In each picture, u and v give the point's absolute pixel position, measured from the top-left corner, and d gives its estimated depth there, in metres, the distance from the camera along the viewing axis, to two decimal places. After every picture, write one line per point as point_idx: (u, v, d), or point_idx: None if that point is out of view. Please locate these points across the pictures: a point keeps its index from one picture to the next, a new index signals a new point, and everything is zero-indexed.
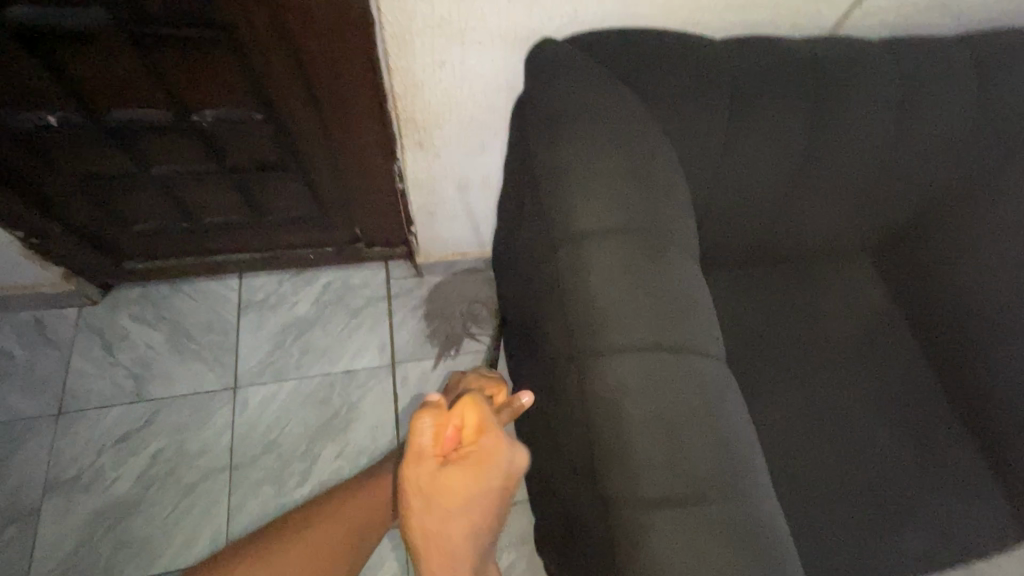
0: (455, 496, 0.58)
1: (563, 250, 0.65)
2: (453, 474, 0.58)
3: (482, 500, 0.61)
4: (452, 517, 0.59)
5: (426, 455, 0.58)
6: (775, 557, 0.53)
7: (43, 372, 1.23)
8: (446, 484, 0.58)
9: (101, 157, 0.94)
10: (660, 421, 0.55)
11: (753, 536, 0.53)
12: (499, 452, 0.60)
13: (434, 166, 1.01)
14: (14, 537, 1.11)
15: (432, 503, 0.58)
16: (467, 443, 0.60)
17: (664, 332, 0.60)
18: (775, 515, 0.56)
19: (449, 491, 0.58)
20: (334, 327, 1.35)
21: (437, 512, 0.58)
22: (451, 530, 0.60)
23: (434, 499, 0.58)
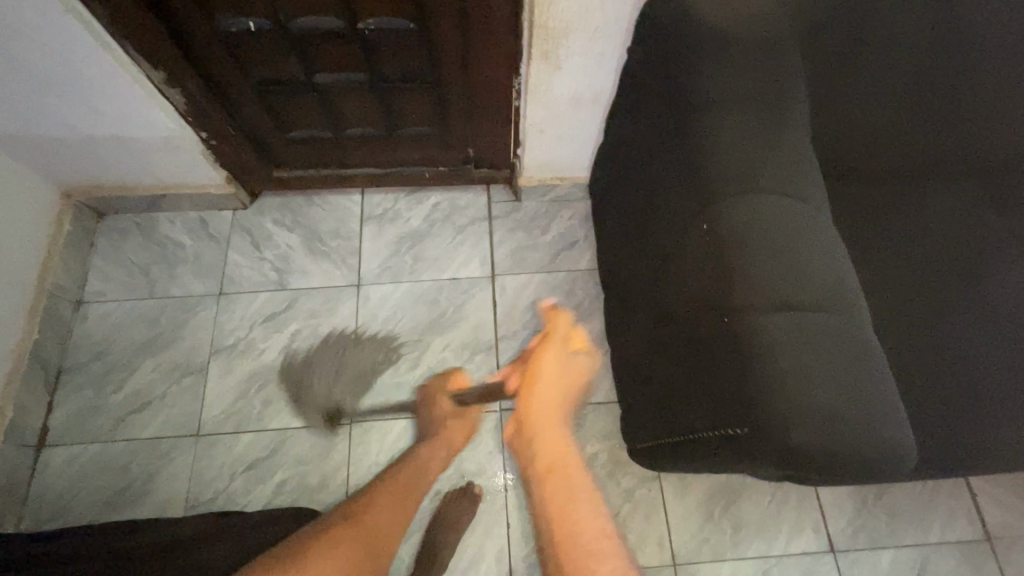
0: (558, 372, 1.01)
1: (695, 115, 0.74)
2: (559, 353, 1.03)
3: (574, 390, 1.04)
4: (563, 393, 1.01)
5: (560, 336, 1.03)
6: (862, 357, 0.66)
7: (207, 262, 1.47)
8: (569, 360, 1.04)
9: (276, 62, 1.12)
10: (776, 250, 0.67)
11: (844, 338, 0.66)
12: (593, 355, 1.08)
13: (555, 78, 1.12)
14: (189, 386, 1.34)
15: (554, 380, 1.01)
16: (575, 336, 1.05)
17: (778, 184, 0.71)
18: (864, 331, 0.68)
19: (570, 367, 1.03)
20: (442, 240, 1.51)
21: (555, 388, 1.00)
22: (557, 420, 0.97)
23: (559, 372, 1.01)
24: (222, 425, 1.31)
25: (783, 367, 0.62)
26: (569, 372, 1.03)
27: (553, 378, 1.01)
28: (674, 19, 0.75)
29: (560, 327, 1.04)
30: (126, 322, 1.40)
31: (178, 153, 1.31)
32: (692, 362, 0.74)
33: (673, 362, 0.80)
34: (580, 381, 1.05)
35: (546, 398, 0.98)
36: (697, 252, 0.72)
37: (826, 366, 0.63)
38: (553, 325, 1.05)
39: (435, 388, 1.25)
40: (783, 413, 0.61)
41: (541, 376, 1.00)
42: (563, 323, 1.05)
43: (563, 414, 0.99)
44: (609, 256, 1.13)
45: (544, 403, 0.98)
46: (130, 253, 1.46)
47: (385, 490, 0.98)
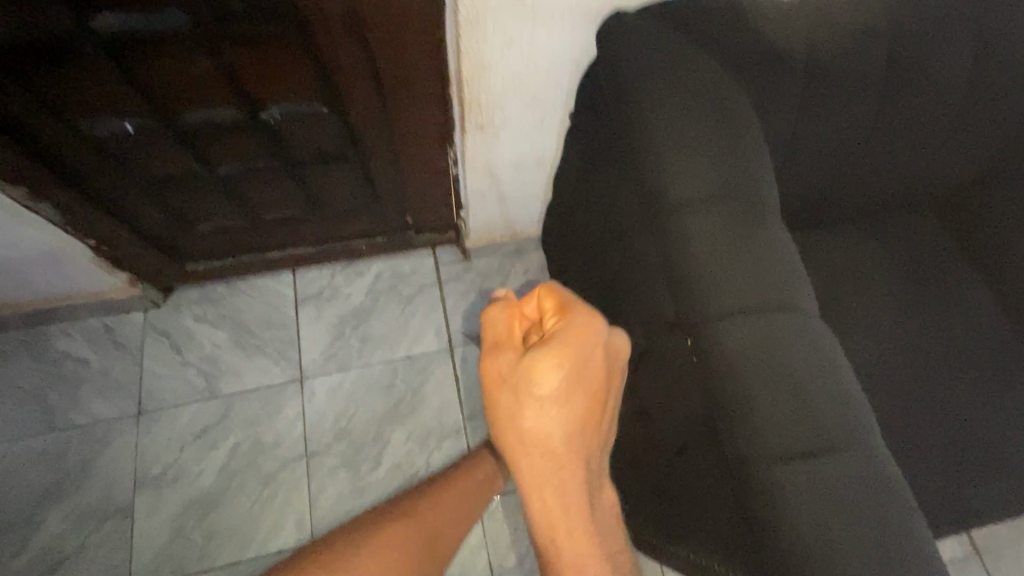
0: (530, 376, 0.61)
1: (660, 220, 0.67)
2: (530, 352, 0.62)
3: (583, 388, 0.62)
4: (548, 402, 0.61)
5: (504, 342, 0.65)
6: (897, 493, 0.57)
7: (117, 376, 1.26)
8: (528, 367, 0.61)
9: (169, 161, 0.96)
10: (777, 376, 0.59)
11: (873, 477, 0.56)
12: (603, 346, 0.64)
13: (493, 147, 1.02)
14: (110, 533, 1.14)
15: (519, 387, 0.62)
16: (545, 321, 0.66)
17: (764, 292, 0.63)
18: (887, 458, 0.59)
19: (531, 371, 0.61)
20: (390, 315, 1.38)
21: (522, 393, 0.62)
22: (552, 422, 0.61)
23: (518, 380, 0.62)
24: (158, 573, 1.13)
25: (799, 527, 0.54)
26: (568, 370, 0.61)
27: (521, 383, 0.62)
28: (633, 126, 0.72)
29: (495, 331, 0.67)
30: (24, 465, 1.18)
31: (61, 264, 1.11)
32: (696, 491, 0.67)
33: (674, 484, 0.73)
34: (585, 381, 0.62)
35: (509, 398, 0.62)
36: (689, 374, 0.64)
37: (855, 522, 0.54)
38: (490, 322, 0.68)
39: None
40: None
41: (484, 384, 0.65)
42: (533, 306, 0.69)
43: (561, 420, 0.62)
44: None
45: (511, 405, 0.62)
46: (20, 380, 1.24)
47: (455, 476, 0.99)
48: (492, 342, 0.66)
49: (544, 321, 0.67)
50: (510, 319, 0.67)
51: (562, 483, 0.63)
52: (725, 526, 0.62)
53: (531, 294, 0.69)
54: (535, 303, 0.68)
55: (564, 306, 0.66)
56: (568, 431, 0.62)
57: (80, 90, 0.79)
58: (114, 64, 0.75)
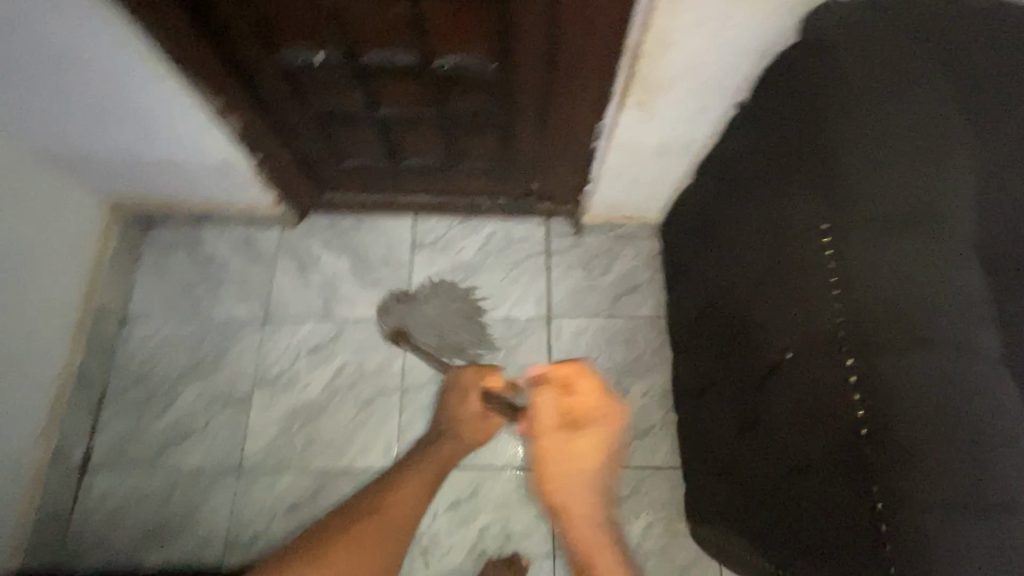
0: (581, 459, 0.81)
1: (839, 234, 0.65)
2: (580, 436, 0.82)
3: (610, 456, 0.85)
4: (586, 480, 0.81)
5: (545, 428, 0.83)
6: None
7: (252, 283, 1.41)
8: (578, 442, 0.82)
9: (340, 97, 1.03)
10: (942, 422, 0.56)
11: None
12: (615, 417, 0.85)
13: (644, 127, 1.01)
14: (231, 417, 1.30)
15: (569, 469, 0.81)
16: (586, 408, 0.84)
17: (945, 332, 0.59)
18: None
19: (581, 449, 0.81)
20: (496, 275, 1.42)
21: (572, 475, 0.81)
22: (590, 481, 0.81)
23: (569, 464, 0.81)
24: (264, 461, 1.27)
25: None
26: (607, 443, 0.83)
27: (570, 466, 0.81)
28: (825, 135, 0.68)
29: (540, 415, 0.83)
30: (169, 345, 1.35)
31: (228, 175, 1.23)
32: (818, 523, 0.65)
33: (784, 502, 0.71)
34: (596, 463, 0.82)
35: (563, 486, 0.81)
36: (838, 408, 0.61)
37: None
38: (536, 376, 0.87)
39: (467, 380, 1.06)
40: None
41: (540, 466, 0.82)
42: (568, 394, 0.85)
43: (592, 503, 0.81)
44: (700, 324, 1.04)
45: (562, 491, 0.81)
46: (175, 270, 1.41)
47: (407, 480, 0.92)
48: (545, 427, 0.83)
49: (582, 398, 0.84)
50: (558, 402, 0.84)
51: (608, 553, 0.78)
52: (845, 560, 0.60)
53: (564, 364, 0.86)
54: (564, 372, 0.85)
55: (594, 388, 0.85)
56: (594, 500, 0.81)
57: (288, 17, 0.88)
58: None
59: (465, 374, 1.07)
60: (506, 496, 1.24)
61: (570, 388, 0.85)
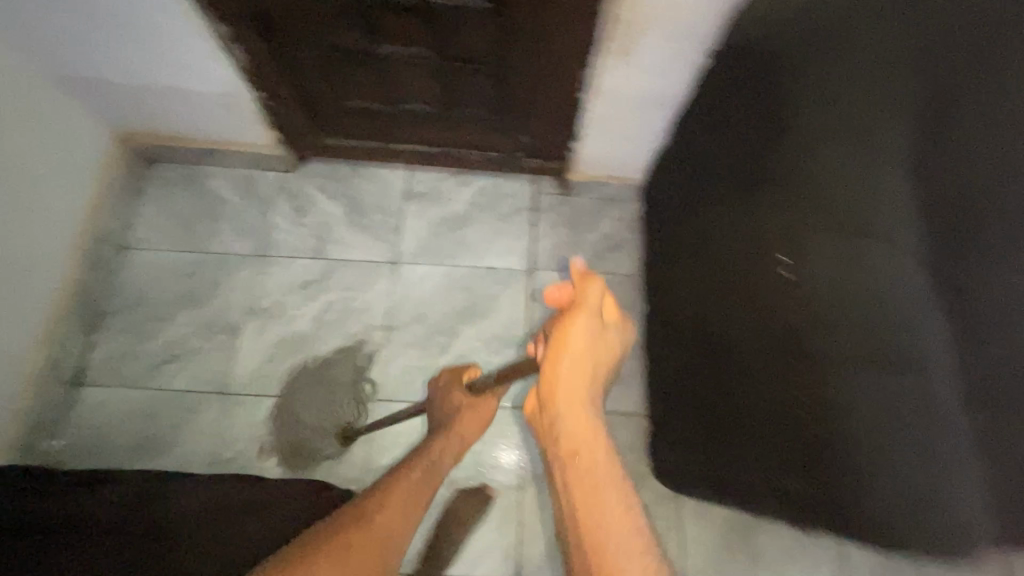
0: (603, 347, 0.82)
1: (792, 171, 0.79)
2: (596, 329, 0.80)
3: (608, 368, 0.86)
4: (593, 376, 0.82)
5: (582, 315, 0.79)
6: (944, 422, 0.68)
7: (249, 221, 1.46)
8: (603, 339, 0.81)
9: (343, 31, 1.09)
10: (855, 311, 0.73)
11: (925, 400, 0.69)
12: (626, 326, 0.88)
13: (627, 76, 1.09)
14: (221, 343, 1.35)
15: (587, 358, 0.80)
16: (609, 312, 0.83)
17: (870, 242, 0.74)
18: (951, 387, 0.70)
19: (604, 345, 0.82)
20: (484, 226, 1.47)
21: (588, 368, 0.80)
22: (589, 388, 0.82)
23: (590, 356, 0.80)
24: (250, 386, 1.32)
25: (853, 430, 0.70)
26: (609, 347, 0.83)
27: (583, 364, 0.80)
28: (786, 82, 0.80)
29: (587, 307, 0.78)
30: (165, 273, 1.41)
31: (233, 109, 1.30)
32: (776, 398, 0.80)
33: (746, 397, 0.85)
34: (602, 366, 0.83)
35: (579, 376, 0.80)
36: (788, 301, 0.78)
37: (898, 431, 0.68)
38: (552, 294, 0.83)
39: (454, 374, 1.06)
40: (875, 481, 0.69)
41: (557, 358, 0.79)
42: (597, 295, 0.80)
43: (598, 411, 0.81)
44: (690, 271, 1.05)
45: (571, 382, 0.80)
46: (177, 204, 1.47)
47: (399, 481, 0.81)
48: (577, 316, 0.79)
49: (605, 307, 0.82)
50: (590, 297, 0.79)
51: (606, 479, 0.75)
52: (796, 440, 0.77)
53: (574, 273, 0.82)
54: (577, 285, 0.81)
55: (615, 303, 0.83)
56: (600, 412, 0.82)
57: None
58: None
59: (450, 371, 1.07)
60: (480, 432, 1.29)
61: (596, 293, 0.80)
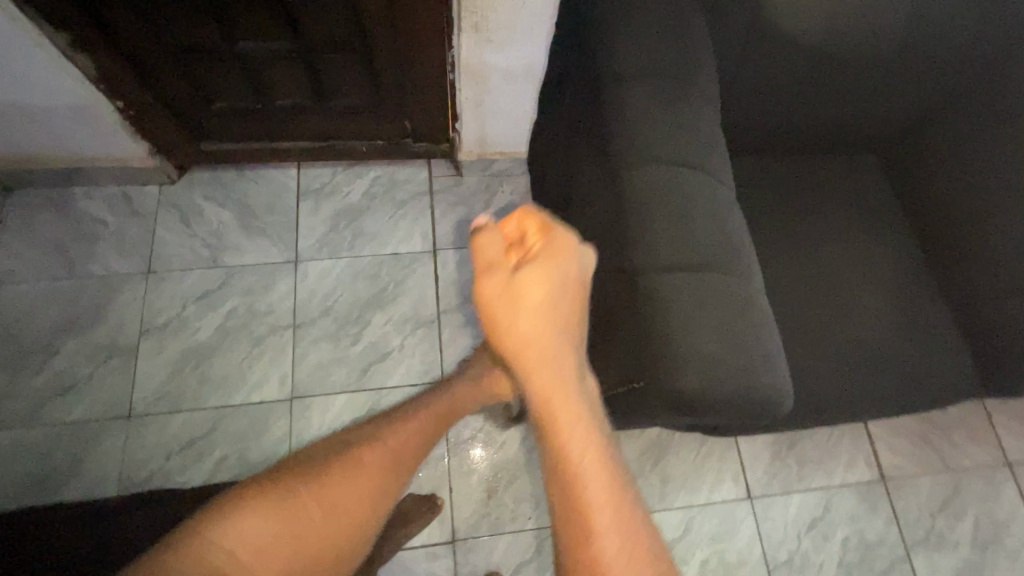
0: (531, 291, 0.68)
1: (603, 85, 0.78)
2: (524, 270, 0.69)
3: (564, 303, 0.70)
4: (539, 314, 0.68)
5: (493, 264, 0.70)
6: (749, 311, 0.69)
7: (131, 238, 1.40)
8: (518, 280, 0.68)
9: (195, 29, 1.09)
10: (669, 213, 0.70)
11: (734, 293, 0.69)
12: (562, 247, 0.70)
13: (486, 52, 1.15)
14: (116, 367, 1.30)
15: (517, 304, 0.68)
16: (530, 240, 0.71)
17: (680, 149, 0.73)
18: (754, 288, 0.71)
19: (525, 286, 0.68)
20: (381, 215, 1.50)
21: (521, 307, 0.67)
22: (554, 324, 0.69)
23: (514, 300, 0.68)
24: (156, 405, 1.28)
25: (671, 319, 0.65)
26: (552, 285, 0.68)
27: (515, 310, 0.68)
28: (589, 16, 0.83)
29: (487, 254, 0.70)
30: (42, 303, 1.32)
31: (91, 122, 1.23)
32: (603, 305, 0.76)
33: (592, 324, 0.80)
34: (558, 297, 0.69)
35: (513, 320, 0.68)
36: (603, 201, 0.75)
37: (715, 321, 0.66)
38: (480, 245, 0.71)
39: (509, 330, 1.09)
40: (682, 361, 0.64)
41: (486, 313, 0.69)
42: (513, 231, 0.74)
43: (560, 357, 0.68)
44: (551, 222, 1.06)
45: (511, 330, 0.68)
46: (46, 229, 1.38)
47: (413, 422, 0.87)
48: (487, 264, 0.70)
49: (530, 242, 0.72)
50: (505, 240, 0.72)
51: (584, 431, 0.65)
52: (617, 340, 0.71)
53: (510, 219, 0.74)
54: (514, 227, 0.73)
55: (543, 225, 0.73)
56: (571, 352, 0.69)
57: None
58: None
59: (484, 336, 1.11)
60: None
61: (514, 226, 0.73)
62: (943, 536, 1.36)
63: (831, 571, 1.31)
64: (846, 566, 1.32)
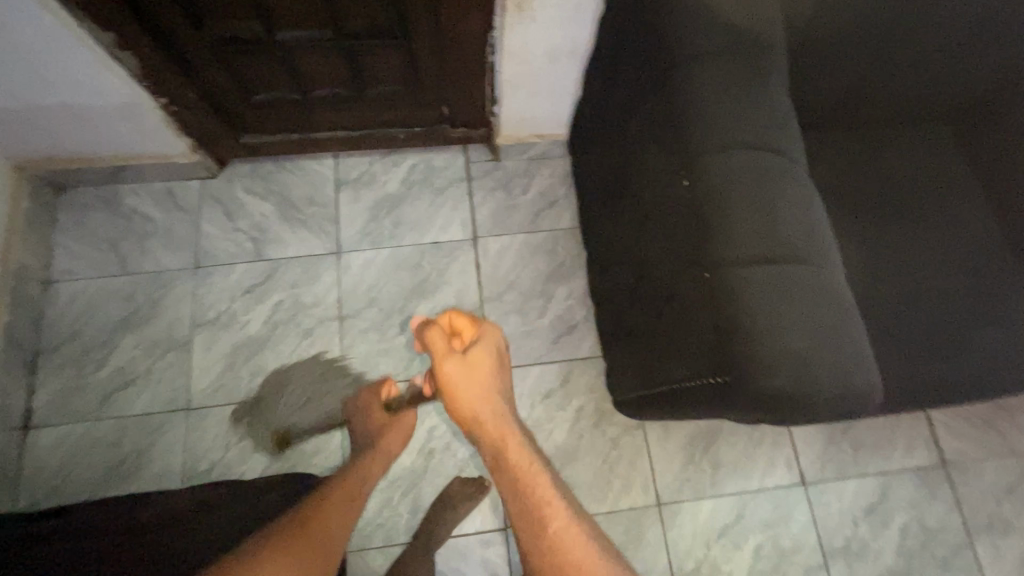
0: (483, 362, 0.83)
1: (671, 65, 0.73)
2: (473, 347, 0.83)
3: (503, 376, 0.85)
4: (492, 379, 0.82)
5: (444, 348, 0.84)
6: (838, 302, 0.66)
7: (178, 234, 1.42)
8: (474, 354, 0.82)
9: (236, 21, 1.07)
10: (750, 201, 0.67)
11: (820, 284, 0.66)
12: (493, 332, 0.86)
13: (530, 32, 1.11)
14: (173, 362, 1.33)
15: (476, 375, 0.82)
16: (466, 328, 0.87)
17: (756, 134, 0.70)
18: (839, 276, 0.68)
19: (479, 359, 0.82)
20: (421, 203, 1.48)
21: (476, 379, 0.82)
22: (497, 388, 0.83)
23: (470, 372, 0.81)
24: (212, 398, 1.31)
25: (760, 313, 0.63)
26: (494, 361, 0.84)
27: (473, 378, 0.81)
28: None
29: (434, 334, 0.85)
30: (99, 300, 1.36)
31: (136, 120, 1.24)
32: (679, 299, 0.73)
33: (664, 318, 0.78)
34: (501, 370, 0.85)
35: (470, 381, 0.81)
36: (676, 190, 0.71)
37: (804, 315, 0.64)
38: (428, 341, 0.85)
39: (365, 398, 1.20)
40: (773, 355, 0.62)
41: (444, 383, 0.81)
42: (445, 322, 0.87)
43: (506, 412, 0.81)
44: (607, 208, 1.02)
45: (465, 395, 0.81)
46: (97, 228, 1.40)
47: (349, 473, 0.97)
48: (439, 348, 0.84)
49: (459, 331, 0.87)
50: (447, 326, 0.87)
51: (540, 468, 0.76)
52: (699, 336, 0.69)
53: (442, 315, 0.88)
54: (447, 321, 0.87)
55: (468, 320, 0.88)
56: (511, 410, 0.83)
57: None
58: None
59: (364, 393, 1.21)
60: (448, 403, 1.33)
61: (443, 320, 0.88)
62: (1008, 521, 1.31)
63: (890, 557, 1.29)
64: (904, 553, 1.29)
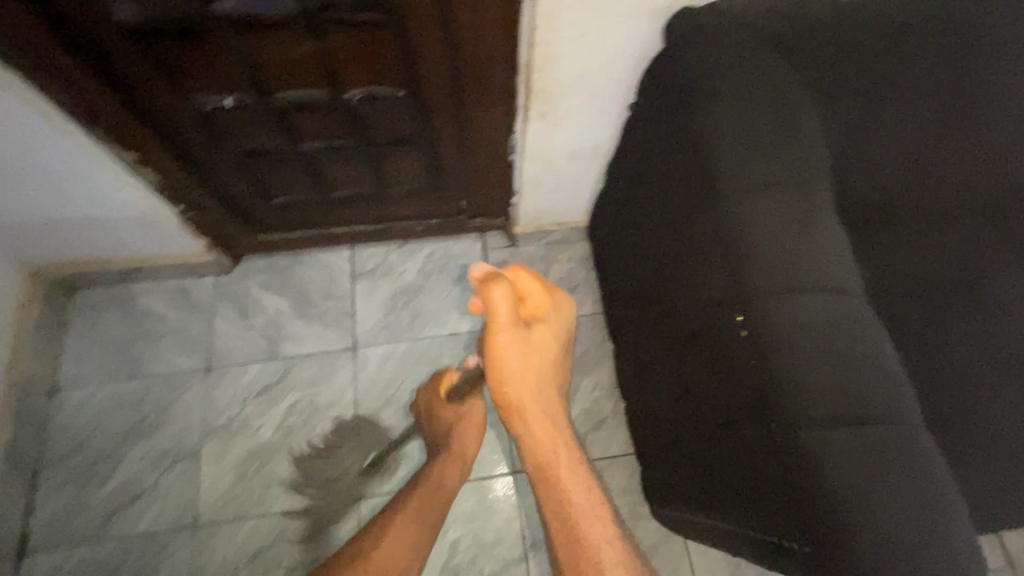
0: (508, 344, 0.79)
1: (719, 199, 0.71)
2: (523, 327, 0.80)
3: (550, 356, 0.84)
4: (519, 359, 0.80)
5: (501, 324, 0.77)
6: (929, 465, 0.60)
7: (191, 333, 1.38)
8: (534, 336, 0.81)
9: (260, 134, 1.08)
10: (820, 353, 0.62)
11: (907, 447, 0.60)
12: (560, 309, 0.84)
13: (552, 134, 1.10)
14: (182, 472, 1.26)
15: (525, 355, 0.80)
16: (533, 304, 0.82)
17: (817, 275, 0.66)
18: (924, 432, 0.62)
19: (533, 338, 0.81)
20: (439, 293, 1.45)
21: (522, 363, 0.80)
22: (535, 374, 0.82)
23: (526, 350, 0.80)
24: (222, 512, 1.23)
25: (842, 486, 0.57)
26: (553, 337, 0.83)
27: (529, 360, 0.80)
28: (686, 119, 0.77)
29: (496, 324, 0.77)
30: (107, 407, 1.30)
31: (152, 225, 1.22)
32: (745, 449, 0.68)
33: (726, 459, 0.74)
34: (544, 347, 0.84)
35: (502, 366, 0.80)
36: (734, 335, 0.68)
37: (893, 482, 0.58)
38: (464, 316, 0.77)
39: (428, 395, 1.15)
40: (862, 537, 0.56)
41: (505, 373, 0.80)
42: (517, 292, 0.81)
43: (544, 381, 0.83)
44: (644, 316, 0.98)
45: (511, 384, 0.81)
46: (109, 329, 1.37)
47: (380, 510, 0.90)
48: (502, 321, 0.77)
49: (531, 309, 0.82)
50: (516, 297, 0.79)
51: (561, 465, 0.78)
52: (775, 499, 0.64)
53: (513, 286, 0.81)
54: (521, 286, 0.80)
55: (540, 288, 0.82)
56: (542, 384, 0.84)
57: (191, 69, 0.92)
58: (227, 46, 0.88)
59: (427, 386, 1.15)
60: (471, 511, 1.24)
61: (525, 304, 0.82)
62: None
63: None
64: None
